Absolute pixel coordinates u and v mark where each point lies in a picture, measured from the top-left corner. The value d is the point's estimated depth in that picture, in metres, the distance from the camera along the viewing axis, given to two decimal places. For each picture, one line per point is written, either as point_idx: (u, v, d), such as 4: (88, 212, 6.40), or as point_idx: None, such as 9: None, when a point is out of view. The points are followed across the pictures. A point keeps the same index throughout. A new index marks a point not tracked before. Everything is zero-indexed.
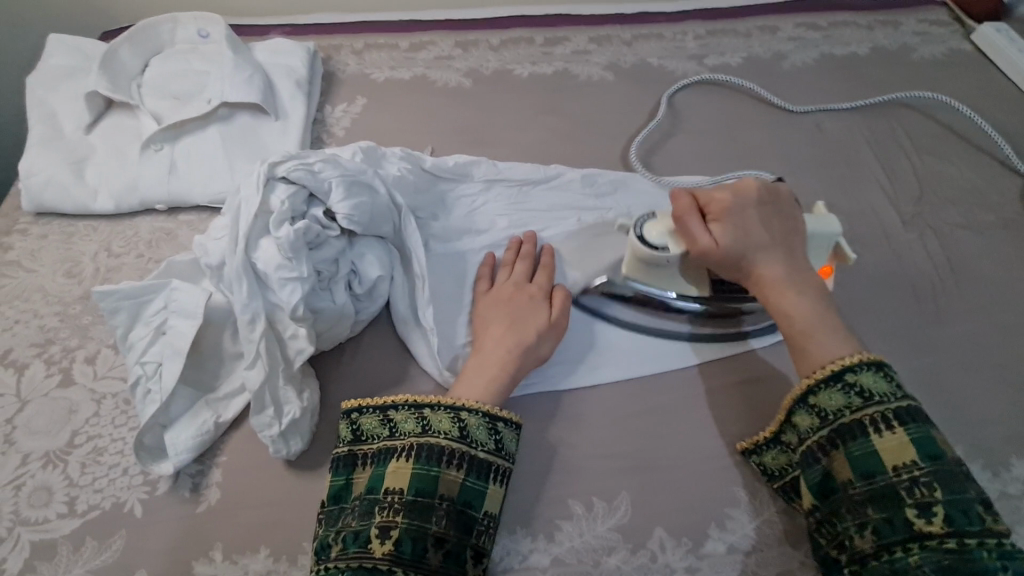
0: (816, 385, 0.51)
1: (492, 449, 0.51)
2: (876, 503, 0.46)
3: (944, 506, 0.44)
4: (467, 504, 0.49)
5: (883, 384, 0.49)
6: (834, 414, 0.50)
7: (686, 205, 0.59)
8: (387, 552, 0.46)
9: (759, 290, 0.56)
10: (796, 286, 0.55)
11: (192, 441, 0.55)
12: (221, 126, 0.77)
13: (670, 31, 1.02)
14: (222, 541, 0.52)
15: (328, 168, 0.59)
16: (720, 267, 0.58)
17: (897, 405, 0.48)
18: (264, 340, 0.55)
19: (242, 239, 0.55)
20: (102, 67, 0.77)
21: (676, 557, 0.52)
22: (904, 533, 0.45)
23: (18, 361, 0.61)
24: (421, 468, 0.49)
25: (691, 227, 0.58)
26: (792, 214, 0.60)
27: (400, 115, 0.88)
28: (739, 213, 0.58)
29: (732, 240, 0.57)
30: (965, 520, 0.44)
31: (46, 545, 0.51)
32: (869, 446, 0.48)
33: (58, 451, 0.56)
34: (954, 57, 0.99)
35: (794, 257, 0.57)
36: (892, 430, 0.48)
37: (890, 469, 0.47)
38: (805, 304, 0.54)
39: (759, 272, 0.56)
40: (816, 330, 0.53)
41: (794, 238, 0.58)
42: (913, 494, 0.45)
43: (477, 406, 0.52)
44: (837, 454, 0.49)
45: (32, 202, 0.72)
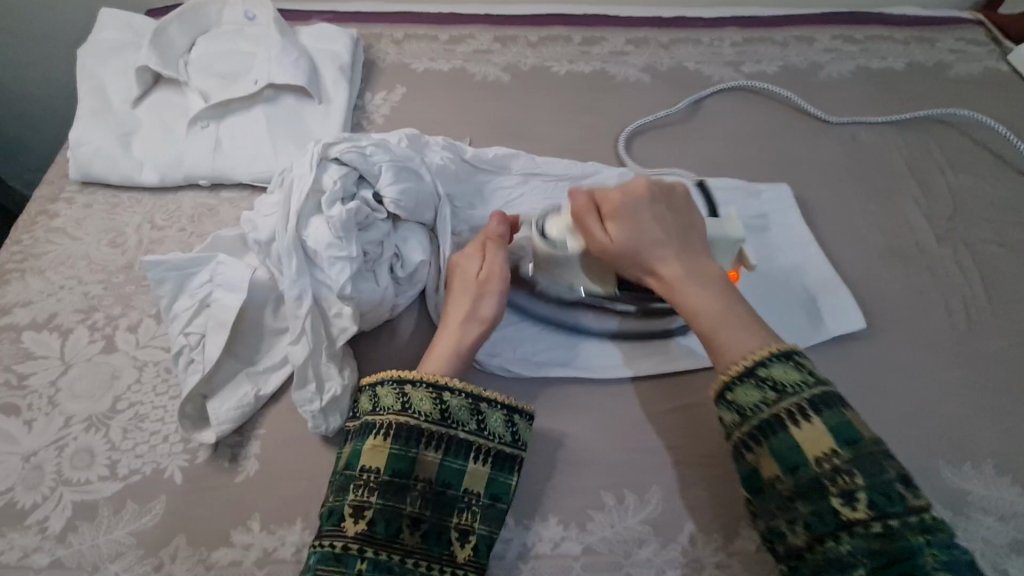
0: (730, 381, 0.49)
1: (474, 429, 0.51)
2: (803, 498, 0.45)
3: (866, 492, 0.43)
4: (446, 484, 0.50)
5: (795, 374, 0.48)
6: (751, 410, 0.48)
7: (583, 206, 0.60)
8: (360, 532, 0.47)
9: (666, 286, 0.56)
10: (700, 278, 0.55)
11: (233, 412, 0.56)
12: (266, 107, 0.78)
13: (707, 36, 1.03)
14: (259, 512, 0.52)
15: (379, 152, 0.60)
16: (621, 264, 0.58)
17: (810, 393, 0.47)
18: (310, 317, 0.55)
19: (294, 216, 0.56)
20: (152, 43, 0.78)
21: (706, 552, 0.52)
22: (832, 524, 0.43)
23: (63, 326, 0.62)
24: (398, 449, 0.49)
25: (588, 226, 0.59)
26: (688, 209, 0.60)
27: (439, 106, 0.88)
28: (630, 208, 0.58)
29: (628, 238, 0.57)
30: (888, 503, 0.43)
31: (88, 506, 0.52)
32: (789, 439, 0.46)
33: (100, 415, 0.57)
34: (990, 76, 0.99)
35: (695, 250, 0.57)
36: (809, 420, 0.46)
37: (812, 462, 0.45)
38: (709, 296, 0.54)
39: (661, 266, 0.56)
40: (721, 325, 0.52)
41: (694, 233, 0.59)
42: (836, 482, 0.44)
43: (458, 386, 0.52)
44: (762, 449, 0.47)
45: (79, 170, 0.73)
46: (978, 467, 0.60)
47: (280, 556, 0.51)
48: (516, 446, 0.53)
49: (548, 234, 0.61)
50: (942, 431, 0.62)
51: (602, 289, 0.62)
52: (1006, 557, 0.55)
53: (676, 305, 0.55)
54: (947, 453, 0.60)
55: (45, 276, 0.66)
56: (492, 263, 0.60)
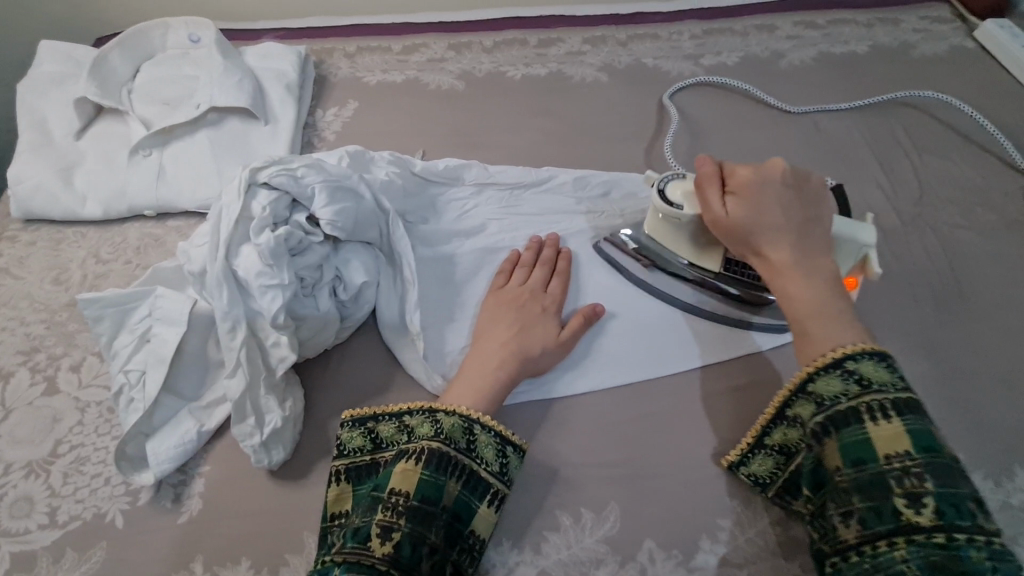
0: (816, 371, 0.47)
1: (496, 471, 0.50)
2: (863, 492, 0.42)
3: (934, 497, 0.40)
4: (460, 521, 0.48)
5: (885, 374, 0.45)
6: (831, 401, 0.46)
7: (709, 174, 0.58)
8: (387, 553, 0.43)
9: (770, 267, 0.53)
10: (811, 269, 0.52)
11: (174, 451, 0.54)
12: (210, 131, 0.76)
13: (666, 31, 1.01)
14: (203, 553, 0.51)
15: (310, 173, 0.58)
16: (730, 239, 0.56)
17: (895, 394, 0.44)
18: (245, 348, 0.54)
19: (222, 246, 0.54)
20: (91, 74, 0.77)
21: (666, 570, 0.51)
22: (890, 524, 0.40)
23: (3, 370, 0.61)
24: (429, 474, 0.47)
25: (708, 197, 0.57)
26: (824, 206, 0.56)
27: (393, 119, 0.87)
28: (759, 188, 0.55)
29: (744, 219, 0.54)
30: (957, 516, 0.39)
31: (26, 557, 0.51)
32: (862, 434, 0.44)
33: (41, 460, 0.55)
34: (956, 54, 0.97)
35: (812, 241, 0.53)
36: (889, 420, 0.43)
37: (881, 458, 0.42)
38: (814, 286, 0.50)
39: (772, 249, 0.53)
40: (820, 316, 0.49)
41: (817, 226, 0.55)
42: (902, 484, 0.41)
43: (490, 423, 0.51)
44: (831, 441, 0.45)
45: (21, 208, 0.72)
46: None
47: None
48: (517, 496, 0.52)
49: (670, 195, 0.61)
50: None
51: (709, 263, 0.62)
52: None
53: (775, 289, 0.52)
54: None
55: None
56: (572, 334, 0.60)
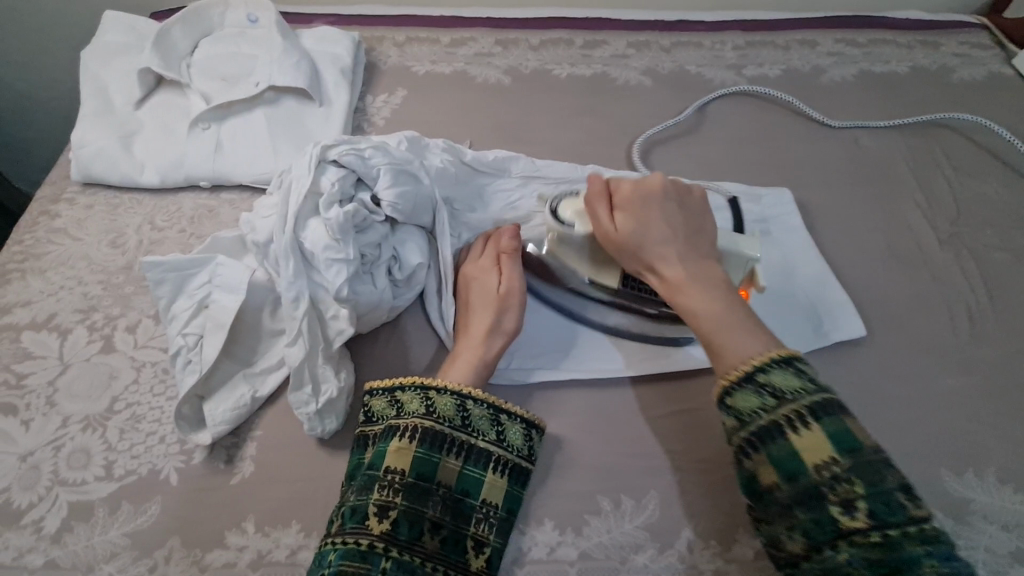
0: (730, 386, 0.47)
1: (495, 439, 0.51)
2: (802, 505, 0.42)
3: (866, 501, 0.41)
4: (466, 493, 0.49)
5: (794, 380, 0.46)
6: (750, 416, 0.46)
7: (597, 201, 0.60)
8: (385, 531, 0.47)
9: (666, 281, 0.56)
10: (704, 280, 0.55)
11: (229, 414, 0.56)
12: (267, 108, 0.78)
13: (709, 40, 1.02)
14: (254, 515, 0.52)
15: (377, 155, 0.60)
16: (627, 261, 0.58)
17: (810, 399, 0.45)
18: (307, 318, 0.55)
19: (291, 219, 0.56)
20: (155, 46, 0.79)
21: (703, 559, 0.52)
22: (830, 534, 0.41)
23: (62, 326, 0.63)
24: (422, 452, 0.49)
25: (598, 219, 0.59)
26: (700, 209, 0.60)
27: (441, 109, 0.88)
28: (642, 206, 0.58)
29: (635, 239, 0.57)
30: (887, 511, 0.40)
31: (83, 507, 0.52)
32: (789, 446, 0.44)
33: (98, 415, 0.57)
34: (995, 79, 0.98)
35: (702, 250, 0.57)
36: (809, 427, 0.44)
37: (811, 469, 0.42)
38: (711, 300, 0.53)
39: (666, 266, 0.56)
40: (718, 330, 0.51)
41: (703, 233, 0.58)
42: (835, 490, 0.41)
43: (482, 396, 0.52)
44: (760, 457, 0.45)
45: (81, 171, 0.73)
46: (980, 474, 0.59)
47: (275, 558, 0.50)
48: (532, 462, 0.53)
49: (559, 212, 0.63)
50: (943, 439, 0.61)
51: (608, 280, 0.64)
52: (1009, 566, 0.54)
53: (678, 307, 0.54)
54: (948, 461, 0.60)
55: (45, 276, 0.66)
56: (511, 277, 0.61)
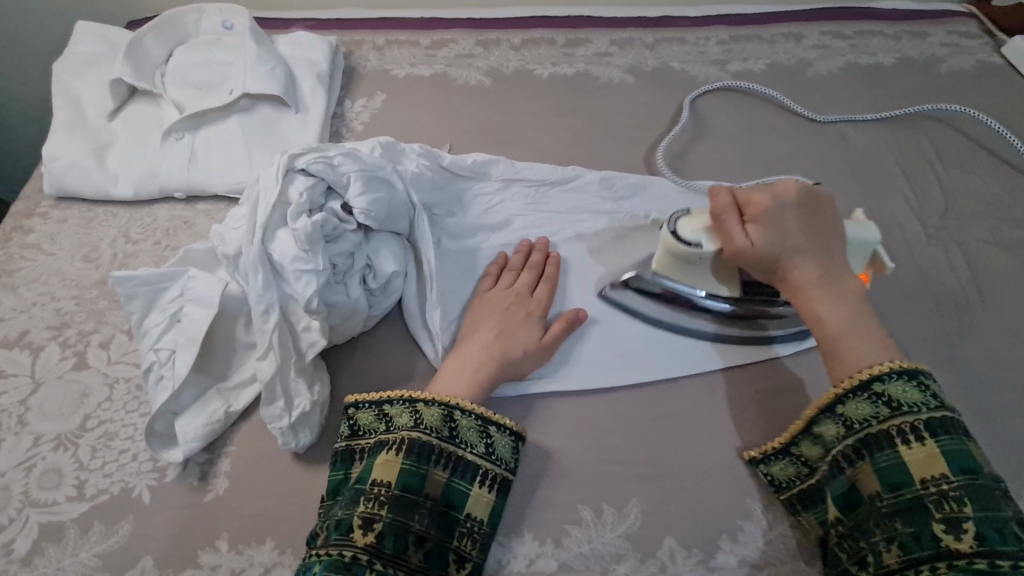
0: (843, 394, 0.50)
1: (482, 452, 0.51)
2: (904, 517, 0.45)
3: (975, 523, 0.43)
4: (451, 506, 0.49)
5: (914, 394, 0.48)
6: (861, 424, 0.49)
7: (724, 204, 0.57)
8: (370, 543, 0.45)
9: (795, 289, 0.55)
10: (838, 290, 0.54)
11: (202, 429, 0.55)
12: (242, 116, 0.77)
13: (693, 35, 1.01)
14: (227, 532, 0.51)
15: (347, 162, 0.59)
16: (752, 267, 0.57)
17: (927, 415, 0.47)
18: (278, 331, 0.55)
19: (259, 230, 0.55)
20: (127, 55, 0.78)
21: (686, 568, 0.51)
22: (932, 549, 0.43)
23: (34, 344, 0.62)
24: (411, 464, 0.49)
25: (729, 226, 0.56)
26: (834, 219, 0.57)
27: (421, 113, 0.87)
28: (777, 213, 0.56)
29: (768, 248, 0.55)
30: (999, 540, 0.42)
31: (54, 528, 0.51)
32: (896, 457, 0.47)
33: (69, 433, 0.56)
34: (984, 69, 0.97)
35: (835, 262, 0.55)
36: (922, 442, 0.47)
37: (918, 482, 0.46)
38: (842, 312, 0.53)
39: (797, 275, 0.55)
40: (847, 344, 0.52)
41: (834, 244, 0.56)
42: (941, 508, 0.44)
43: (471, 407, 0.52)
44: (865, 465, 0.49)
45: (53, 184, 0.73)
46: None
47: None
48: None
49: (680, 232, 0.59)
50: None
51: (727, 291, 0.61)
52: None
53: (805, 314, 0.54)
54: None
55: (17, 293, 0.65)
56: (554, 337, 0.60)
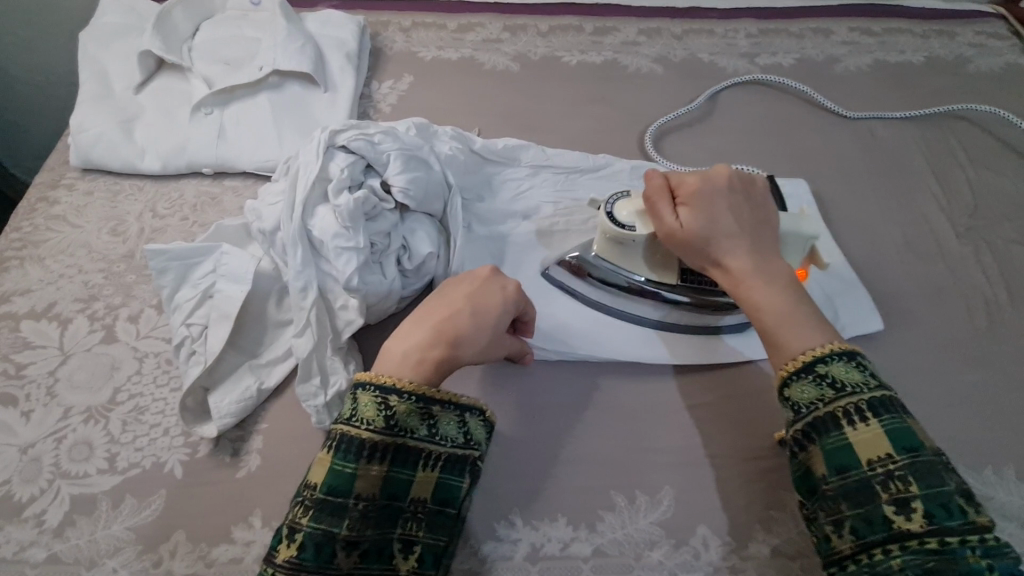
0: (788, 376, 0.47)
1: (425, 436, 0.47)
2: (851, 500, 0.43)
3: (922, 502, 0.41)
4: (392, 497, 0.45)
5: (855, 374, 0.45)
6: (807, 407, 0.46)
7: (657, 188, 0.57)
8: (290, 558, 0.42)
9: (728, 276, 0.53)
10: (769, 273, 0.52)
11: (235, 406, 0.54)
12: (271, 94, 0.76)
13: (721, 28, 1.00)
14: (261, 509, 0.51)
15: (386, 140, 0.60)
16: (687, 252, 0.55)
17: (869, 394, 0.45)
18: (316, 308, 0.55)
19: (299, 206, 0.56)
20: (155, 28, 0.77)
21: (720, 556, 0.51)
22: (882, 533, 0.41)
23: (62, 316, 0.61)
24: (338, 463, 0.44)
25: (659, 209, 0.55)
26: (764, 204, 0.56)
27: (448, 97, 0.86)
28: (708, 197, 0.55)
29: (700, 229, 0.53)
30: (947, 516, 0.40)
31: (85, 500, 0.51)
32: (842, 439, 0.44)
33: (100, 406, 0.56)
34: (1013, 70, 0.96)
35: (765, 244, 0.54)
36: (866, 423, 0.44)
37: (864, 464, 0.43)
38: (775, 292, 0.50)
39: (730, 258, 0.52)
40: (785, 321, 0.49)
41: (766, 229, 0.55)
42: (888, 489, 0.42)
43: (408, 388, 0.47)
44: (813, 449, 0.46)
45: (80, 156, 0.72)
46: (1000, 472, 0.58)
47: None
48: (472, 447, 0.48)
49: (615, 216, 0.59)
50: (962, 438, 0.60)
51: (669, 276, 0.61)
52: None
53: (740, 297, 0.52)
54: (966, 457, 0.59)
55: (44, 264, 0.65)
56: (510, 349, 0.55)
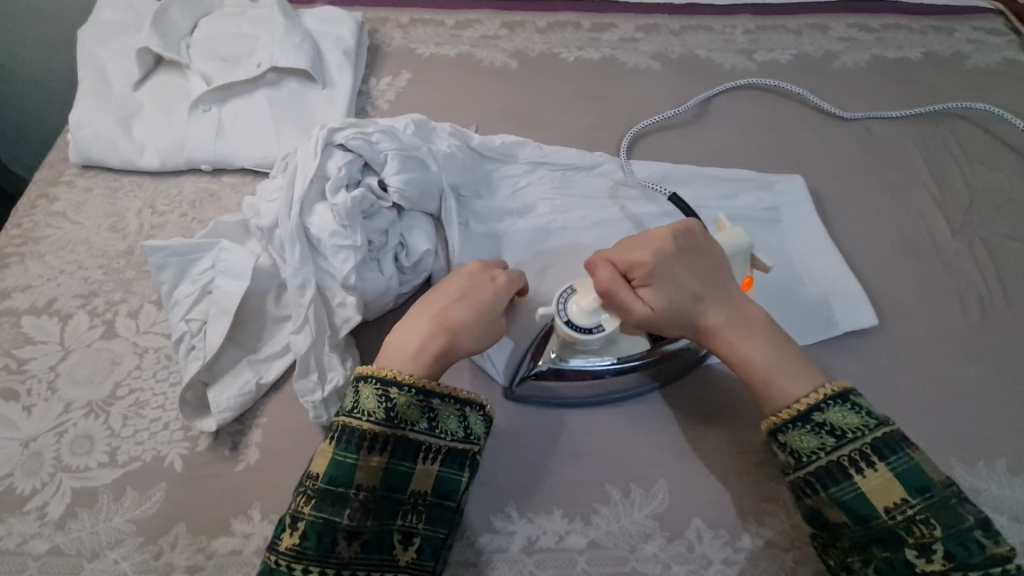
0: (787, 427, 0.49)
1: (425, 428, 0.47)
2: (879, 543, 0.45)
3: (942, 543, 0.44)
4: (392, 489, 0.46)
5: (853, 419, 0.47)
6: (810, 457, 0.48)
7: (609, 279, 0.55)
8: (293, 545, 0.43)
9: (714, 338, 0.54)
10: (746, 325, 0.53)
11: (234, 401, 0.55)
12: (269, 91, 0.77)
13: (719, 24, 1.00)
14: (260, 501, 0.52)
15: (384, 139, 0.60)
16: (664, 329, 0.55)
17: (871, 436, 0.47)
18: (313, 305, 0.56)
19: (297, 204, 0.57)
20: (153, 25, 0.77)
21: (713, 548, 0.52)
22: (910, 574, 0.44)
23: (63, 311, 0.62)
24: (339, 454, 0.45)
25: (622, 300, 0.54)
26: (712, 250, 0.57)
27: (446, 93, 0.86)
28: (662, 273, 0.54)
29: (672, 310, 0.54)
30: (965, 552, 0.43)
31: (87, 493, 0.52)
32: (856, 489, 0.46)
33: (100, 400, 0.56)
34: (1009, 66, 0.96)
35: (730, 294, 0.55)
36: (875, 468, 0.46)
37: (882, 512, 0.45)
38: (758, 346, 0.52)
39: (709, 323, 0.54)
40: (778, 376, 0.51)
41: (724, 276, 0.55)
42: (911, 532, 0.44)
43: (410, 381, 0.47)
44: (825, 497, 0.47)
45: (79, 153, 0.72)
46: (991, 466, 0.58)
47: None
48: (471, 442, 0.49)
49: (573, 318, 0.55)
50: (954, 432, 0.60)
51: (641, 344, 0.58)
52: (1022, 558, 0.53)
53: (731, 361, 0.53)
54: (958, 451, 0.59)
55: (44, 260, 0.65)
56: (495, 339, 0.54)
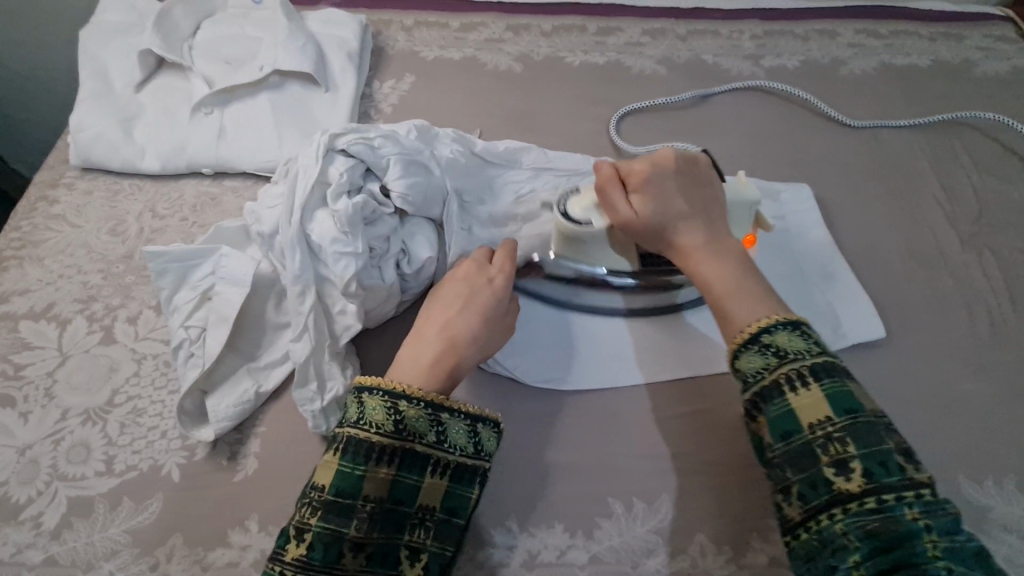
0: (737, 348, 0.46)
1: (434, 441, 0.46)
2: (795, 465, 0.42)
3: (860, 461, 0.40)
4: (400, 501, 0.45)
5: (798, 342, 0.45)
6: (754, 377, 0.45)
7: (607, 176, 0.58)
8: (298, 557, 0.42)
9: (682, 255, 0.54)
10: (720, 250, 0.53)
11: (232, 409, 0.54)
12: (272, 93, 0.76)
13: (726, 29, 0.99)
14: (258, 512, 0.51)
15: (386, 145, 0.60)
16: (642, 236, 0.56)
17: (812, 360, 0.44)
18: (314, 313, 0.55)
19: (298, 210, 0.56)
20: (155, 26, 0.76)
21: (717, 565, 0.51)
22: (826, 497, 0.40)
23: (61, 316, 0.61)
24: (345, 465, 0.44)
25: (611, 197, 0.57)
26: (711, 184, 0.58)
27: (450, 97, 0.86)
28: (657, 181, 0.56)
29: (651, 214, 0.55)
30: (883, 473, 0.40)
31: (83, 502, 0.51)
32: (785, 405, 0.43)
33: (98, 407, 0.56)
34: (1020, 74, 0.95)
35: (715, 222, 0.55)
36: (808, 387, 0.43)
37: (805, 428, 0.42)
38: (722, 266, 0.52)
39: (682, 238, 0.54)
40: (734, 293, 0.50)
41: (715, 207, 0.56)
42: (827, 451, 0.41)
43: (419, 393, 0.47)
44: (761, 418, 0.45)
45: (79, 155, 0.71)
46: (1001, 484, 0.57)
47: None
48: (481, 457, 0.48)
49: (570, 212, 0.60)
50: (962, 448, 0.59)
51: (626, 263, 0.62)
52: None
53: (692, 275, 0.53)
54: (967, 468, 0.58)
55: (43, 264, 0.65)
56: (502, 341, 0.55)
